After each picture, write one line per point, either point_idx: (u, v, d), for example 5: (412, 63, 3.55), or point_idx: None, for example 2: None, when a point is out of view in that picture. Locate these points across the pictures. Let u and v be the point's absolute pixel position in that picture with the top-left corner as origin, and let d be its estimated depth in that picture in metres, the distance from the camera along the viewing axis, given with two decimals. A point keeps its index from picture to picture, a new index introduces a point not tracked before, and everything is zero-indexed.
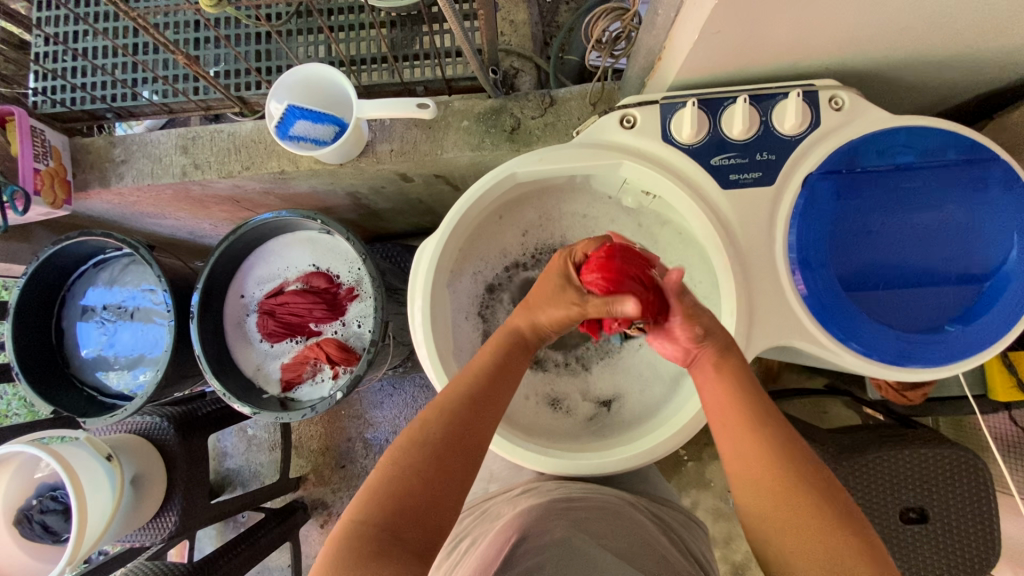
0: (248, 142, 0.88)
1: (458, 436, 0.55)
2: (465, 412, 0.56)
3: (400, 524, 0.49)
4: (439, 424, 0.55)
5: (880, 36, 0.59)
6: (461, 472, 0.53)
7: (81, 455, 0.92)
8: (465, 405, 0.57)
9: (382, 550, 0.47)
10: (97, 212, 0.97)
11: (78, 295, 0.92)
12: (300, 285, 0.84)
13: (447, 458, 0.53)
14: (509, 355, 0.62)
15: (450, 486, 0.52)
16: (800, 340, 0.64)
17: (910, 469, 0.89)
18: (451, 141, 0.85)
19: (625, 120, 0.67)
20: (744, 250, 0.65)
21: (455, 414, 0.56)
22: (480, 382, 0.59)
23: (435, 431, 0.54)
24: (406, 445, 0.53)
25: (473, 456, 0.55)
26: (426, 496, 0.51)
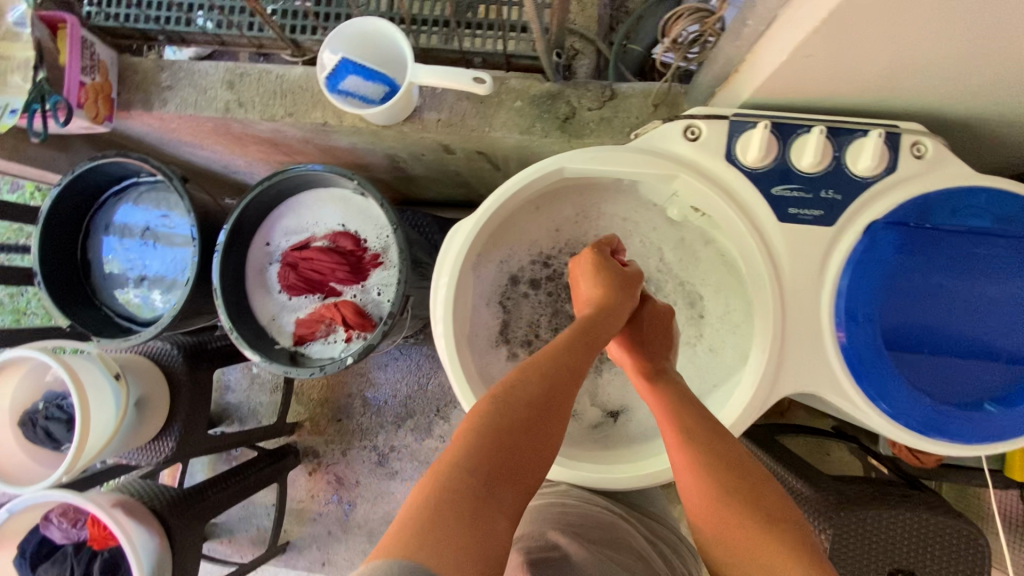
0: (295, 88, 0.86)
1: (552, 407, 0.55)
2: (560, 379, 0.57)
3: (494, 481, 0.48)
4: (539, 389, 0.55)
5: (981, 87, 0.55)
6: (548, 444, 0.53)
7: (92, 371, 0.94)
8: (563, 374, 0.57)
9: (480, 508, 0.46)
10: (137, 133, 0.96)
11: (108, 214, 0.93)
12: (327, 244, 0.83)
13: (540, 424, 0.53)
14: (598, 327, 0.62)
15: (540, 447, 0.52)
16: (827, 391, 0.61)
17: (909, 533, 0.87)
18: (501, 121, 0.82)
19: (689, 131, 0.62)
20: (787, 289, 0.61)
21: (550, 380, 0.56)
22: (572, 351, 0.59)
23: (532, 393, 0.54)
24: (501, 407, 0.53)
25: (560, 423, 0.55)
26: (521, 457, 0.51)
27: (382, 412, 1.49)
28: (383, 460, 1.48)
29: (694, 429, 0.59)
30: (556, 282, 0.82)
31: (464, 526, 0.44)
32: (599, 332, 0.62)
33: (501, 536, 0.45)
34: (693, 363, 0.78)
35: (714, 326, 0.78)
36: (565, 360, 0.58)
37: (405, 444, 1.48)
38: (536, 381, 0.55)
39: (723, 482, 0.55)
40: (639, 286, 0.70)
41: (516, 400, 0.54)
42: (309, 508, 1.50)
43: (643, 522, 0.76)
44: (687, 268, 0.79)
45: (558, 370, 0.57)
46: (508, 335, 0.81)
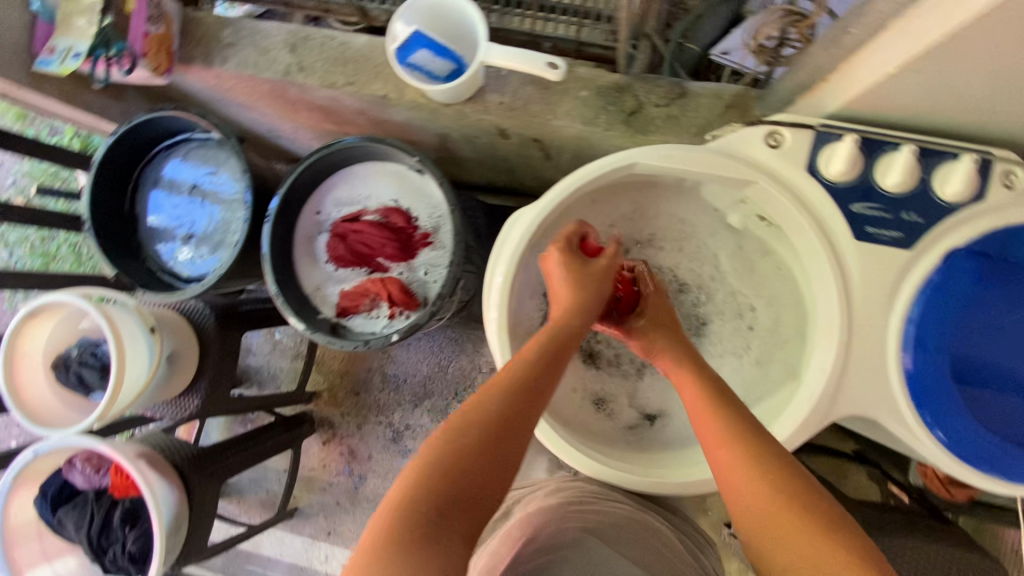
0: (358, 57, 0.84)
1: (516, 422, 0.53)
2: (523, 394, 0.55)
3: (450, 502, 0.47)
4: (499, 407, 0.53)
5: None
6: (513, 460, 0.52)
7: (128, 323, 0.94)
8: (526, 389, 0.56)
9: (431, 534, 0.45)
10: (191, 89, 0.95)
11: (159, 167, 0.92)
12: (378, 218, 0.82)
13: (501, 442, 0.52)
14: (564, 336, 0.61)
15: (503, 465, 0.51)
16: (884, 415, 0.60)
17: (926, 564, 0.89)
18: (565, 109, 0.80)
19: (771, 138, 0.61)
20: (855, 309, 0.60)
21: (513, 395, 0.54)
22: (535, 363, 0.58)
23: (495, 409, 0.53)
24: (460, 428, 0.51)
25: (524, 439, 0.53)
26: (481, 479, 0.49)
27: (401, 390, 1.49)
28: (397, 437, 1.49)
29: (738, 432, 0.55)
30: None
31: (416, 556, 0.43)
32: (566, 343, 0.60)
33: (455, 563, 0.44)
34: (738, 373, 0.77)
35: (763, 339, 0.76)
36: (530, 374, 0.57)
37: (420, 424, 1.48)
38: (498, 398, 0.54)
39: (781, 482, 0.51)
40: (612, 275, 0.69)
41: (477, 417, 0.52)
42: (319, 478, 1.51)
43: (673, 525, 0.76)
44: (742, 277, 0.78)
45: (523, 384, 0.56)
46: (549, 328, 0.81)
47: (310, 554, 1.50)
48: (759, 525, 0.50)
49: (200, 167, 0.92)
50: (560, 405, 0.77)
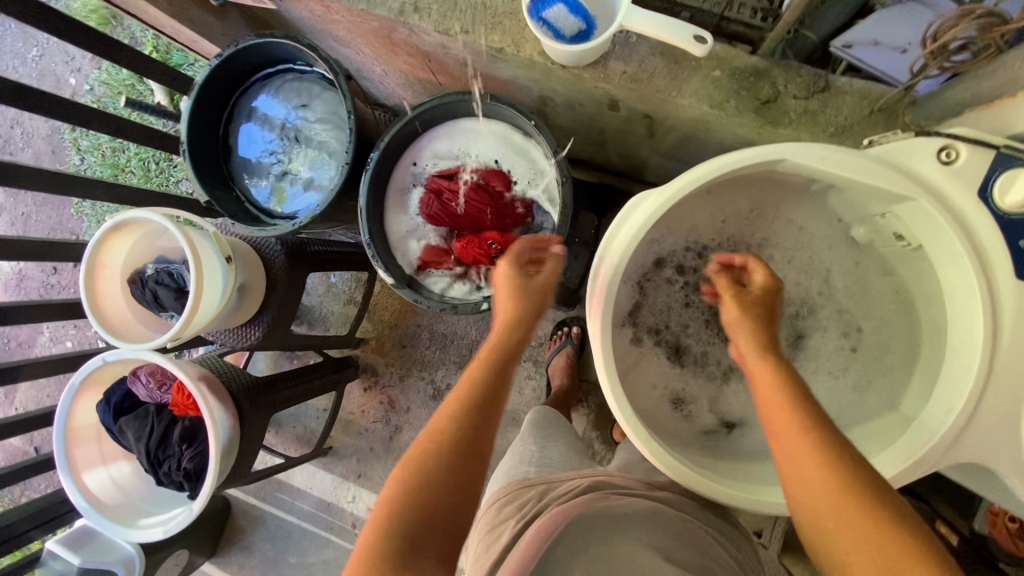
0: (478, 4, 0.80)
1: (474, 431, 0.55)
2: (474, 411, 0.56)
3: (427, 512, 0.51)
4: (455, 431, 0.55)
5: None
6: (472, 482, 0.53)
7: (208, 250, 0.94)
8: (480, 404, 0.57)
9: (408, 562, 0.48)
10: (295, 16, 0.92)
11: (255, 95, 0.90)
12: (476, 179, 0.79)
13: (463, 462, 0.54)
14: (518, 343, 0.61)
15: (466, 482, 0.53)
16: (1006, 467, 0.56)
17: None
18: (693, 88, 0.75)
19: (944, 153, 0.55)
20: (1000, 352, 0.55)
21: (466, 412, 0.56)
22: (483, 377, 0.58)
23: (451, 427, 0.55)
24: (424, 452, 0.54)
25: (483, 455, 0.55)
26: (447, 503, 0.52)
27: (447, 349, 1.49)
28: (437, 395, 1.50)
29: (828, 437, 0.49)
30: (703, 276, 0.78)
31: None
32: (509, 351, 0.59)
33: None
34: (830, 394, 0.73)
35: (865, 363, 0.72)
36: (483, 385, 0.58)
37: None
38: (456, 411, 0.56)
39: (849, 474, 0.47)
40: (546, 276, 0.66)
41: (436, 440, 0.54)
42: (357, 422, 1.54)
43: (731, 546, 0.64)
44: (853, 296, 0.73)
45: (468, 401, 0.57)
46: (636, 319, 0.79)
47: (338, 492, 1.55)
48: (827, 504, 0.47)
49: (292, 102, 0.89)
50: (639, 399, 0.75)
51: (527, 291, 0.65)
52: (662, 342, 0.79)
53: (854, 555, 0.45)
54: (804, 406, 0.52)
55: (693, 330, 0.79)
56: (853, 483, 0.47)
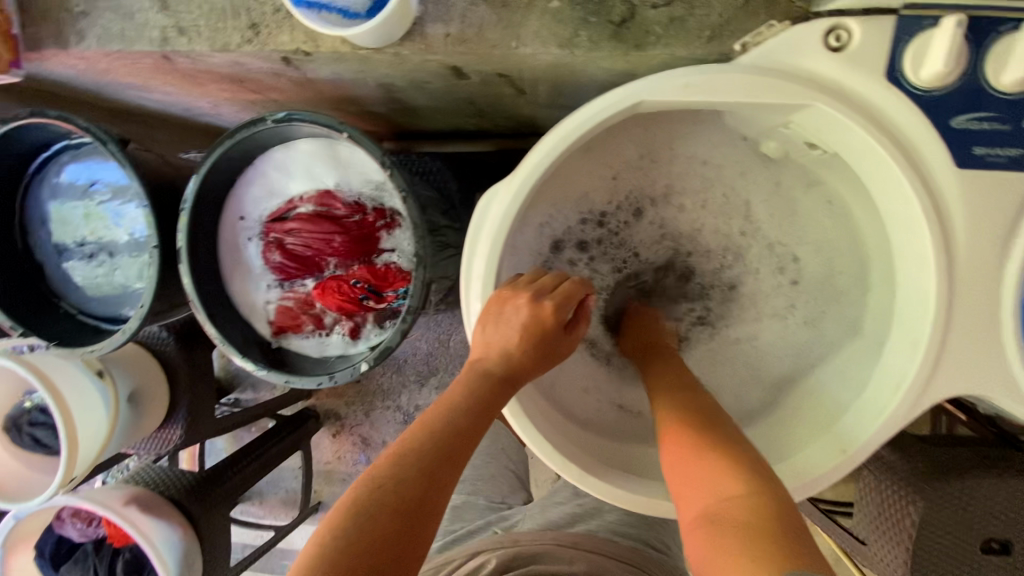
0: (249, 2, 0.64)
1: (434, 482, 0.41)
2: (429, 455, 0.42)
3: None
4: (398, 474, 0.41)
5: None
6: (416, 545, 0.39)
7: (71, 373, 0.81)
8: (437, 450, 0.43)
9: None
10: (60, 77, 0.75)
11: (47, 180, 0.75)
12: (314, 210, 0.65)
13: (406, 517, 0.39)
14: (485, 389, 0.47)
15: (411, 546, 0.39)
16: (996, 390, 0.46)
17: (992, 503, 0.79)
18: (532, 31, 0.60)
19: (832, 36, 0.42)
20: (958, 261, 0.44)
21: (420, 458, 0.42)
22: (439, 420, 0.45)
23: (407, 474, 0.41)
24: (365, 504, 0.39)
25: (433, 511, 0.40)
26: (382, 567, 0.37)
27: (403, 370, 1.37)
28: (408, 419, 1.39)
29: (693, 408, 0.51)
30: (609, 244, 0.66)
31: None
32: (476, 396, 0.46)
33: None
34: (786, 338, 0.63)
35: (819, 294, 0.61)
36: (459, 422, 0.45)
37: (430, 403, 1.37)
38: (416, 453, 0.42)
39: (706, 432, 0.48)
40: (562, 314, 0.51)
41: (375, 492, 0.40)
42: (337, 470, 1.44)
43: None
44: (784, 222, 0.61)
45: (422, 444, 0.43)
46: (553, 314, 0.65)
47: None
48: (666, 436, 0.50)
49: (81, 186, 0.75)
50: (579, 416, 0.61)
51: (552, 339, 0.50)
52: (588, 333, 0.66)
53: (677, 478, 0.47)
54: (686, 375, 0.56)
55: (612, 307, 0.67)
56: (698, 419, 0.50)
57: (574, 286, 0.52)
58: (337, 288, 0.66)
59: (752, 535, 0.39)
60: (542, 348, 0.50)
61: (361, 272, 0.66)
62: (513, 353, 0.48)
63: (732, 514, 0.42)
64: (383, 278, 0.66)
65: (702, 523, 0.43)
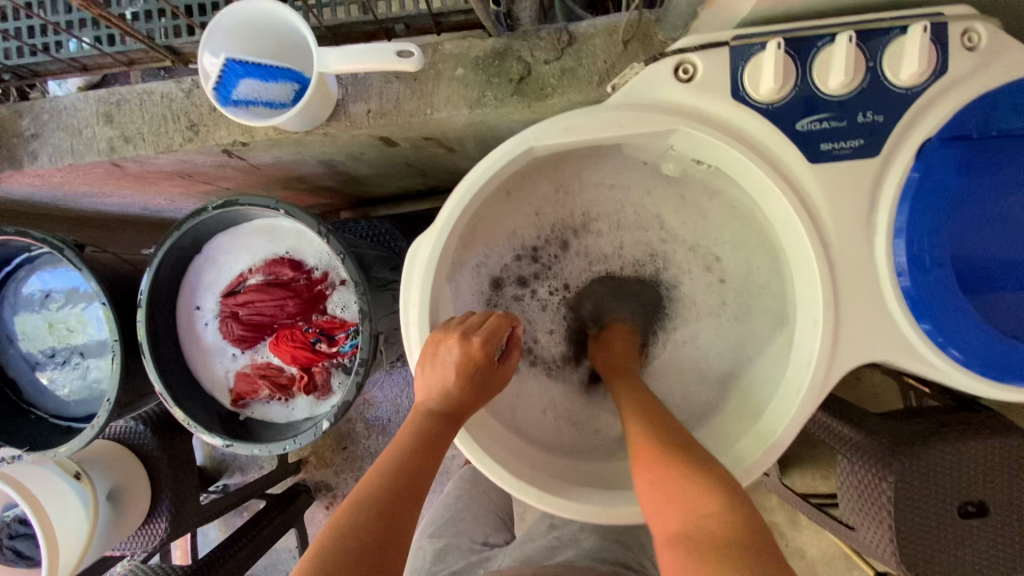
0: (187, 106, 0.70)
1: (395, 524, 0.44)
2: (385, 499, 0.44)
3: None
4: (358, 523, 0.43)
5: None
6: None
7: (45, 478, 0.82)
8: (393, 493, 0.45)
9: None
10: (19, 195, 0.80)
11: (12, 297, 0.79)
12: (263, 278, 0.70)
13: (369, 561, 0.41)
14: (432, 429, 0.50)
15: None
16: (893, 352, 0.50)
17: (959, 465, 0.82)
18: (443, 97, 0.67)
19: (681, 70, 0.49)
20: (832, 243, 0.50)
21: (378, 501, 0.44)
22: (393, 464, 0.47)
23: (365, 518, 0.43)
24: (331, 550, 0.41)
25: (395, 552, 0.43)
26: None
27: (388, 430, 1.37)
28: None
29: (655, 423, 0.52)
30: (545, 276, 0.71)
31: None
32: (424, 438, 0.49)
33: None
34: (721, 335, 0.67)
35: (740, 290, 0.65)
36: (410, 463, 0.47)
37: None
38: (374, 497, 0.44)
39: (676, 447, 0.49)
40: (492, 347, 0.54)
41: (337, 540, 0.41)
42: None
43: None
44: (696, 231, 0.67)
45: (378, 489, 0.45)
46: None
47: None
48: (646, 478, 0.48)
49: (47, 293, 0.79)
50: (541, 440, 0.63)
51: (487, 371, 0.54)
52: (537, 360, 0.70)
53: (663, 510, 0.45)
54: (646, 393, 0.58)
55: (561, 335, 0.71)
56: (668, 439, 0.50)
57: (501, 319, 0.56)
58: (290, 338, 0.68)
59: (735, 555, 0.39)
60: (479, 381, 0.53)
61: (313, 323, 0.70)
62: (451, 389, 0.52)
63: (715, 533, 0.40)
64: (332, 325, 0.69)
65: (678, 543, 0.42)
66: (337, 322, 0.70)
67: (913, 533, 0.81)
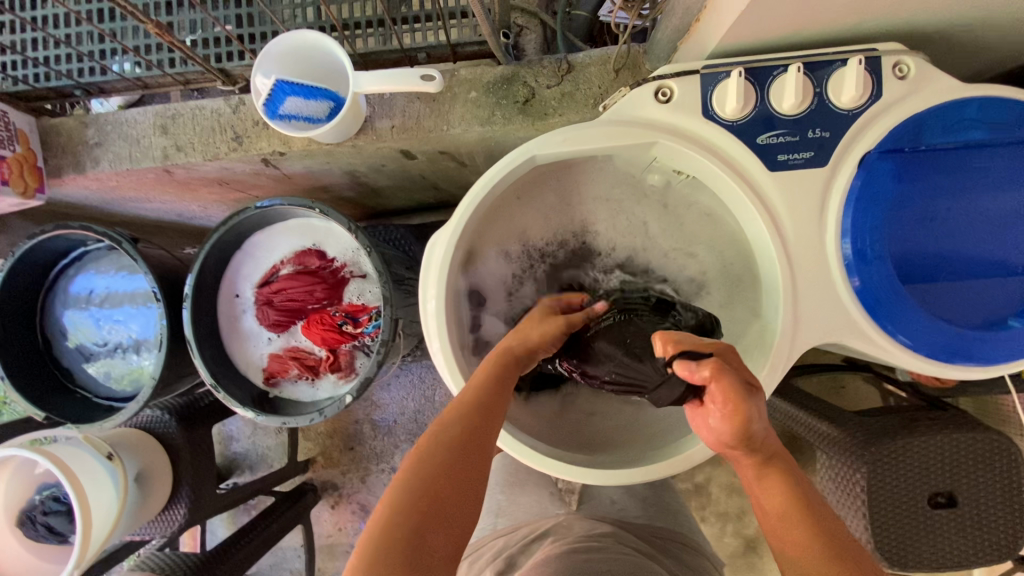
0: (233, 120, 0.80)
1: (486, 424, 0.52)
2: (480, 410, 0.53)
3: (435, 511, 0.44)
4: (460, 426, 0.51)
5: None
6: (480, 469, 0.49)
7: (83, 457, 0.80)
8: (484, 404, 0.54)
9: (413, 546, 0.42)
10: (76, 198, 0.90)
11: (64, 287, 0.88)
12: (294, 268, 0.78)
13: (469, 450, 0.49)
14: (509, 364, 0.60)
15: (478, 473, 0.48)
16: (848, 335, 0.58)
17: (933, 458, 0.88)
18: (458, 115, 0.77)
19: (660, 93, 0.59)
20: (791, 240, 0.58)
21: (472, 406, 0.53)
22: (484, 384, 0.56)
23: (465, 418, 0.52)
24: (442, 435, 0.50)
25: (487, 449, 0.51)
26: (457, 485, 0.46)
27: (394, 432, 1.42)
28: None
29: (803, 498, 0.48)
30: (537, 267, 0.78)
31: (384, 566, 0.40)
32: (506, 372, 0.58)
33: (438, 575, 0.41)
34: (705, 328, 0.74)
35: (720, 286, 0.73)
36: (495, 388, 0.56)
37: None
38: (471, 402, 0.54)
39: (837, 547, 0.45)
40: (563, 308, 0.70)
41: (445, 430, 0.50)
42: (338, 542, 1.44)
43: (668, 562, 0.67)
44: (679, 234, 0.75)
45: (474, 401, 0.54)
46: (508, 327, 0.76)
47: None
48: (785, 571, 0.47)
49: (98, 283, 0.88)
50: (535, 414, 0.71)
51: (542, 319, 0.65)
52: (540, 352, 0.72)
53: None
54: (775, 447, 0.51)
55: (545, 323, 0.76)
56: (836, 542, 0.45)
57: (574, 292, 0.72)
58: (317, 318, 0.77)
59: None
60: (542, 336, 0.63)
61: (336, 305, 0.78)
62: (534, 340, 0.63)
63: None
64: (353, 306, 0.78)
65: None
66: (359, 305, 0.78)
67: (891, 522, 0.87)
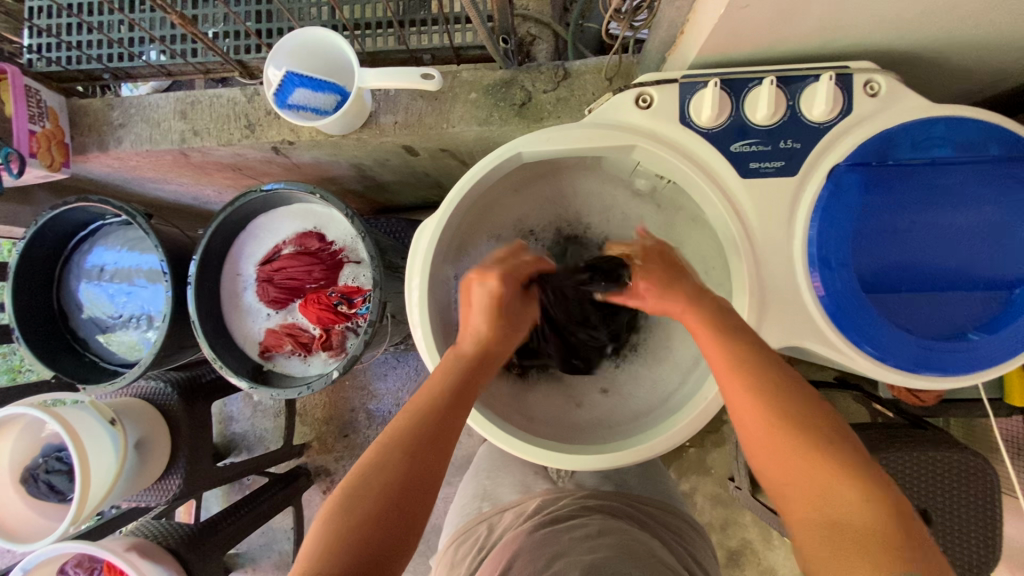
0: (247, 109, 0.85)
1: (428, 449, 0.50)
2: (422, 437, 0.50)
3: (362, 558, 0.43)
4: (397, 462, 0.48)
5: (911, 22, 0.55)
6: (417, 503, 0.47)
7: (87, 420, 0.85)
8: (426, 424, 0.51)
9: None
10: (99, 175, 0.95)
11: (81, 258, 0.93)
12: (295, 249, 0.83)
13: (407, 490, 0.47)
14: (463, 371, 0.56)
15: (415, 509, 0.47)
16: (812, 340, 0.60)
17: (910, 476, 0.88)
18: (458, 115, 0.81)
19: (641, 99, 0.62)
20: (759, 245, 0.61)
21: (414, 430, 0.50)
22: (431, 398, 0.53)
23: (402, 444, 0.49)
24: (373, 473, 0.47)
25: (428, 480, 0.49)
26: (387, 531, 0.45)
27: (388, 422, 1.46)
28: None
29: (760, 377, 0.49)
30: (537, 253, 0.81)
31: None
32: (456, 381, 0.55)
33: None
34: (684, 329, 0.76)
35: None
36: (441, 402, 0.53)
37: None
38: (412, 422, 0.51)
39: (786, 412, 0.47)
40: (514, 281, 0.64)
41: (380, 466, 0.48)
42: None
43: (640, 522, 0.70)
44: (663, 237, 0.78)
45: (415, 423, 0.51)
46: None
47: None
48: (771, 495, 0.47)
49: (113, 256, 0.93)
50: (514, 403, 0.74)
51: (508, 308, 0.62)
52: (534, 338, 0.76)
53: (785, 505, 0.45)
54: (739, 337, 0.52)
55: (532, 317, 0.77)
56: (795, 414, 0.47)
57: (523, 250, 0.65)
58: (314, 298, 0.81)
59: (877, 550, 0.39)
60: (495, 337, 0.60)
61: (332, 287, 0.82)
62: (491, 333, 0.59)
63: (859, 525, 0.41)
64: (349, 288, 0.82)
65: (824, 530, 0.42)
66: (354, 287, 0.82)
67: None
